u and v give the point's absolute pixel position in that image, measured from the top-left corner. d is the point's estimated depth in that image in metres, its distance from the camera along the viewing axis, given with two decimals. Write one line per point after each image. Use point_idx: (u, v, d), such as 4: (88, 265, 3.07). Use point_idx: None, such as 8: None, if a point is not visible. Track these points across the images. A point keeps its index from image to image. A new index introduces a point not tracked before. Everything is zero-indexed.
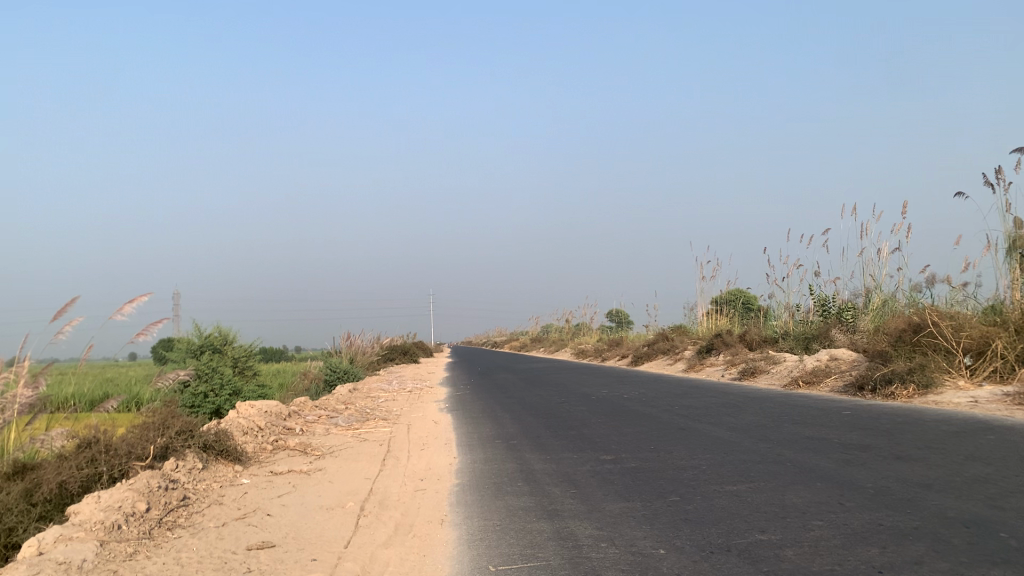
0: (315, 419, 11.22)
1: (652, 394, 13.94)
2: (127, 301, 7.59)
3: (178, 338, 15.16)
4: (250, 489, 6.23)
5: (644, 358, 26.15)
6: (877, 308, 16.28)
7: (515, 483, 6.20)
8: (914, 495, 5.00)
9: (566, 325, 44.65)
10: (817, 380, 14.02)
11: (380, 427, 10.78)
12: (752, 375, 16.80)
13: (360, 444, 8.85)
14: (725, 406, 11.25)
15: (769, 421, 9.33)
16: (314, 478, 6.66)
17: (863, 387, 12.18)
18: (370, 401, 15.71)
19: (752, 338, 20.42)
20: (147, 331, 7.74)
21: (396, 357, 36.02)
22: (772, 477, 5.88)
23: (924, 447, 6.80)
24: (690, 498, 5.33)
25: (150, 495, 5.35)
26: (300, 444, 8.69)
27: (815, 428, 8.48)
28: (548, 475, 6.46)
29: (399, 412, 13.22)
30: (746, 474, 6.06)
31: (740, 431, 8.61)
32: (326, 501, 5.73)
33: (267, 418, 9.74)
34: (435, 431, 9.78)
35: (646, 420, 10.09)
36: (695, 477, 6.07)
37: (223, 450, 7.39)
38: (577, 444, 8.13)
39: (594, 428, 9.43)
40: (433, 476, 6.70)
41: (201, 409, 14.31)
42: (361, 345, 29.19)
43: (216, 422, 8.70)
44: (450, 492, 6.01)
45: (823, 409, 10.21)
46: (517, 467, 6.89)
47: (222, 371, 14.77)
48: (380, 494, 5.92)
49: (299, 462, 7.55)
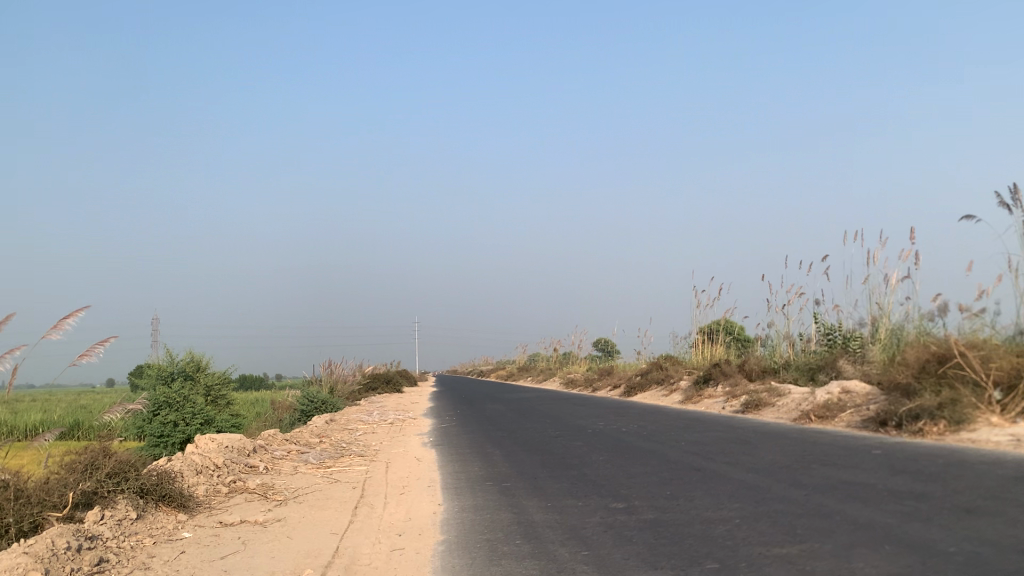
0: (285, 455, 10.12)
1: (653, 428, 12.81)
2: (62, 318, 6.49)
3: (150, 365, 14.02)
4: (190, 547, 5.10)
5: (636, 389, 25.06)
6: (885, 338, 15.34)
7: (512, 540, 5.13)
8: (1017, 564, 4.00)
9: (554, 353, 43.45)
10: (830, 415, 13.01)
11: (355, 465, 9.65)
12: (756, 409, 15.78)
13: (331, 487, 7.74)
14: (738, 443, 10.17)
15: (792, 461, 8.29)
16: (270, 533, 5.55)
17: (886, 423, 11.20)
18: (348, 433, 14.58)
19: (751, 368, 19.40)
20: (89, 352, 6.62)
21: (380, 386, 34.98)
22: (826, 537, 4.85)
23: (992, 497, 5.81)
24: (735, 566, 4.28)
25: (51, 560, 4.22)
26: (261, 486, 7.58)
27: (849, 472, 7.45)
28: (551, 529, 5.40)
29: (378, 447, 12.11)
30: (792, 531, 5.04)
31: (764, 472, 7.59)
32: (279, 567, 4.61)
33: (227, 454, 8.64)
34: (417, 471, 8.70)
35: (653, 459, 9.01)
36: (730, 534, 5.03)
37: (166, 496, 6.19)
38: (580, 489, 7.05)
39: (598, 468, 8.36)
40: (414, 530, 5.61)
41: (171, 439, 13.19)
42: (343, 373, 28.07)
43: (166, 460, 7.58)
44: (433, 553, 4.93)
45: (848, 448, 9.18)
46: (514, 518, 5.82)
47: (196, 399, 13.68)
48: (347, 557, 4.83)
49: (255, 510, 6.44)
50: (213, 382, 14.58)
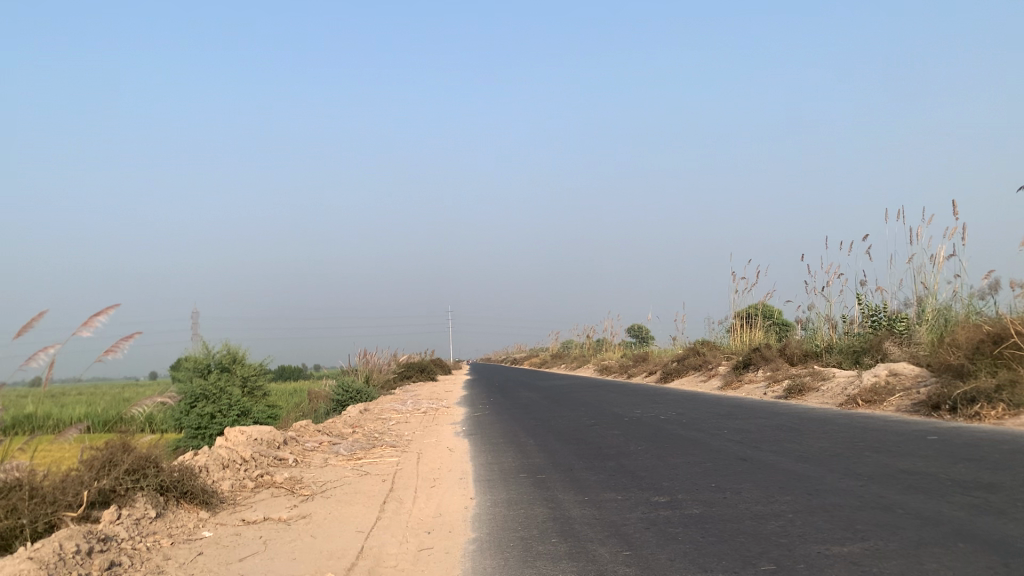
0: (315, 447, 9.88)
1: (693, 415, 12.38)
2: (91, 315, 6.27)
3: (186, 358, 13.91)
4: (208, 547, 4.84)
5: (673, 375, 24.57)
6: (933, 318, 14.73)
7: (549, 539, 4.79)
8: None
9: (587, 340, 43.01)
10: (878, 399, 12.48)
11: (386, 457, 9.38)
12: (799, 394, 15.27)
13: (360, 480, 7.47)
14: (783, 430, 9.71)
15: (843, 449, 7.85)
16: (294, 531, 5.28)
17: (940, 407, 10.68)
18: (381, 423, 14.33)
19: (792, 352, 18.85)
20: (114, 348, 6.39)
21: (413, 376, 34.88)
22: (890, 534, 4.44)
23: None
24: (792, 568, 3.90)
25: (57, 566, 3.97)
26: (289, 480, 7.33)
27: (905, 460, 7.00)
28: (589, 526, 5.06)
29: (410, 437, 11.85)
30: (851, 527, 4.64)
31: (814, 461, 7.16)
32: (299, 570, 4.32)
33: (256, 447, 8.43)
34: (448, 463, 8.40)
35: (695, 448, 8.61)
36: (783, 531, 4.65)
37: (187, 492, 5.95)
38: (619, 481, 6.69)
39: (637, 459, 7.99)
40: (444, 527, 5.32)
41: (208, 432, 13.09)
42: (377, 362, 27.93)
43: (191, 454, 7.36)
44: (464, 553, 4.62)
45: (901, 434, 8.70)
46: (549, 514, 5.48)
47: (231, 391, 13.55)
48: (372, 559, 4.53)
49: (280, 506, 6.18)
50: (250, 374, 14.32)
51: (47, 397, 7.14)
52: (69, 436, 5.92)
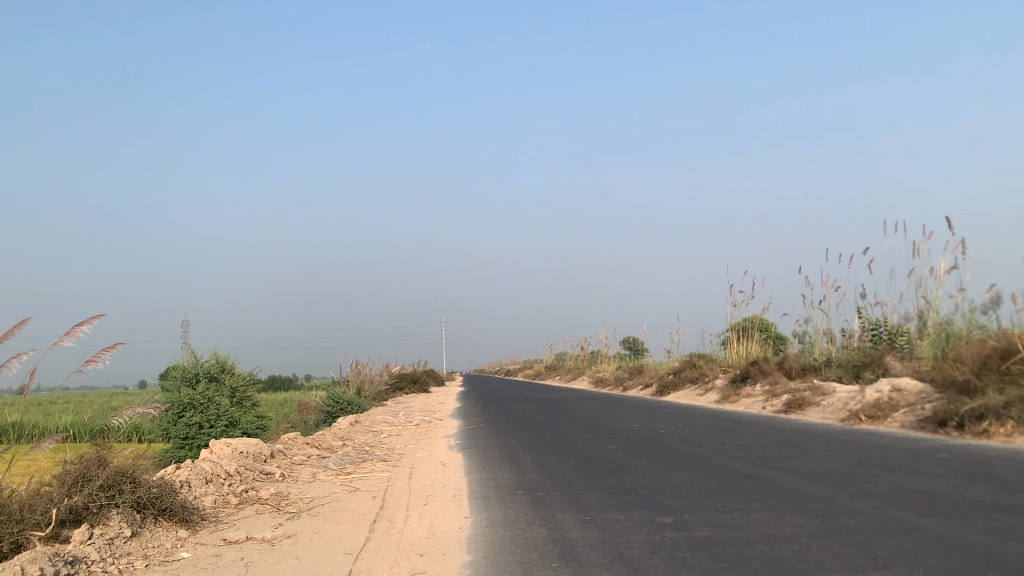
0: (304, 461, 9.56)
1: (692, 430, 12.09)
2: (75, 324, 5.97)
3: (174, 367, 13.53)
4: (185, 570, 4.53)
5: (669, 388, 24.25)
6: (935, 332, 14.48)
7: (549, 563, 4.49)
8: None
9: (581, 352, 42.71)
10: (882, 415, 12.21)
11: (377, 472, 9.05)
12: (799, 409, 14.99)
13: (350, 497, 7.17)
14: (787, 446, 9.42)
15: (851, 467, 7.57)
16: (278, 553, 4.97)
17: (946, 423, 10.41)
18: (372, 435, 13.99)
19: (790, 366, 18.60)
20: (97, 358, 6.09)
21: (406, 386, 34.52)
22: (914, 561, 4.16)
23: None
24: None
25: None
26: (275, 497, 7.01)
27: (918, 479, 6.72)
28: (592, 549, 4.77)
29: (403, 451, 11.53)
30: (871, 553, 4.36)
31: (823, 480, 6.87)
32: None
33: (242, 460, 8.10)
34: (442, 479, 8.09)
35: (697, 464, 8.31)
36: (799, 557, 4.37)
37: (166, 509, 5.64)
38: (621, 500, 6.38)
39: (638, 475, 7.70)
40: (437, 549, 5.01)
41: (196, 442, 12.73)
42: (370, 373, 27.57)
43: (173, 468, 7.04)
44: None
45: (909, 451, 8.42)
46: (549, 535, 5.19)
47: (220, 401, 13.21)
48: None
49: (263, 524, 5.86)
50: (239, 384, 13.97)
51: (27, 405, 6.83)
52: (45, 447, 5.59)
